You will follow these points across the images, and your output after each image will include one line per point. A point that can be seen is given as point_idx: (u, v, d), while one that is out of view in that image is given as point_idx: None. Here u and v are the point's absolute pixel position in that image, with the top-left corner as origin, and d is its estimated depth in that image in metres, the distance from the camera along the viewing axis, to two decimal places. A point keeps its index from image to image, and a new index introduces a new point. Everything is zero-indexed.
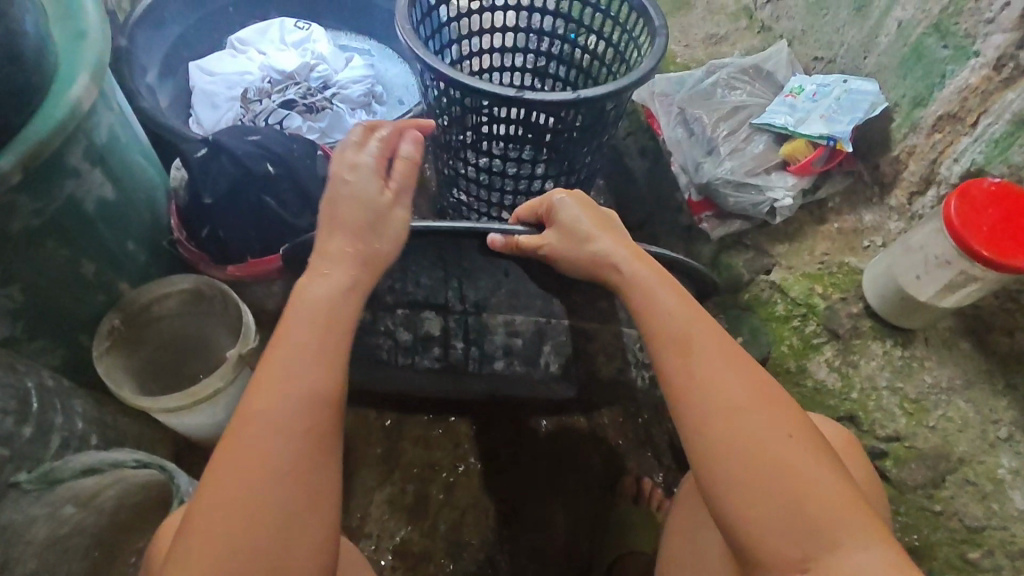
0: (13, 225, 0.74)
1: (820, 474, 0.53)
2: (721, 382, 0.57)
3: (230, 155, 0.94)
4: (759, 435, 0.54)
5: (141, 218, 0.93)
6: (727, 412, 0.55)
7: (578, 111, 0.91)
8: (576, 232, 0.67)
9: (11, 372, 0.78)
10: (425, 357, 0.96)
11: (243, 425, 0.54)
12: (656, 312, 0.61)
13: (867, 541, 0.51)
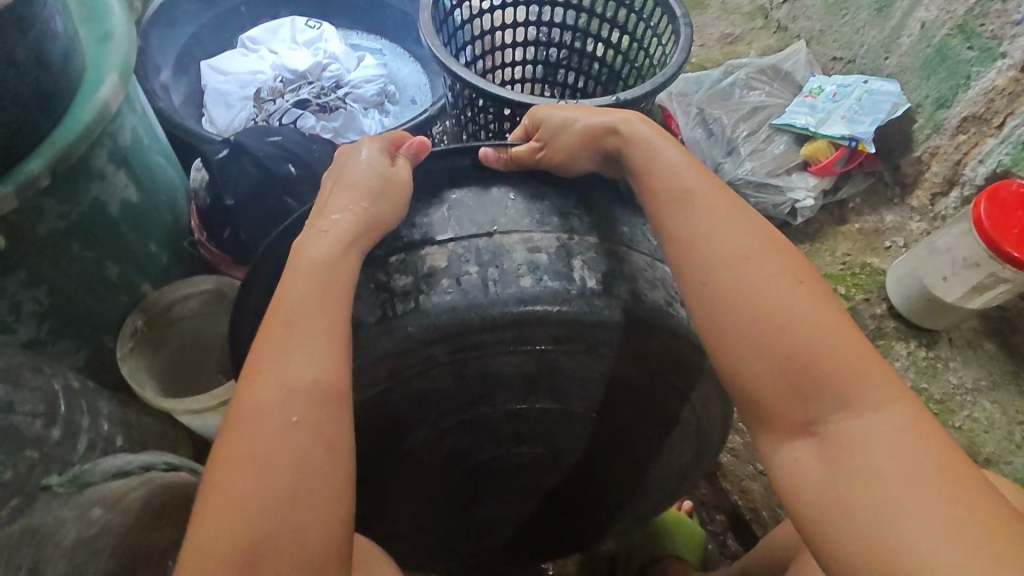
0: (39, 229, 0.74)
1: (825, 330, 0.50)
2: (712, 249, 0.55)
3: (252, 157, 0.94)
4: (756, 289, 0.52)
5: (164, 219, 0.93)
6: (723, 279, 0.53)
7: None
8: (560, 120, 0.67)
9: (39, 375, 0.78)
10: (430, 298, 0.62)
11: (261, 361, 0.53)
12: (660, 176, 0.59)
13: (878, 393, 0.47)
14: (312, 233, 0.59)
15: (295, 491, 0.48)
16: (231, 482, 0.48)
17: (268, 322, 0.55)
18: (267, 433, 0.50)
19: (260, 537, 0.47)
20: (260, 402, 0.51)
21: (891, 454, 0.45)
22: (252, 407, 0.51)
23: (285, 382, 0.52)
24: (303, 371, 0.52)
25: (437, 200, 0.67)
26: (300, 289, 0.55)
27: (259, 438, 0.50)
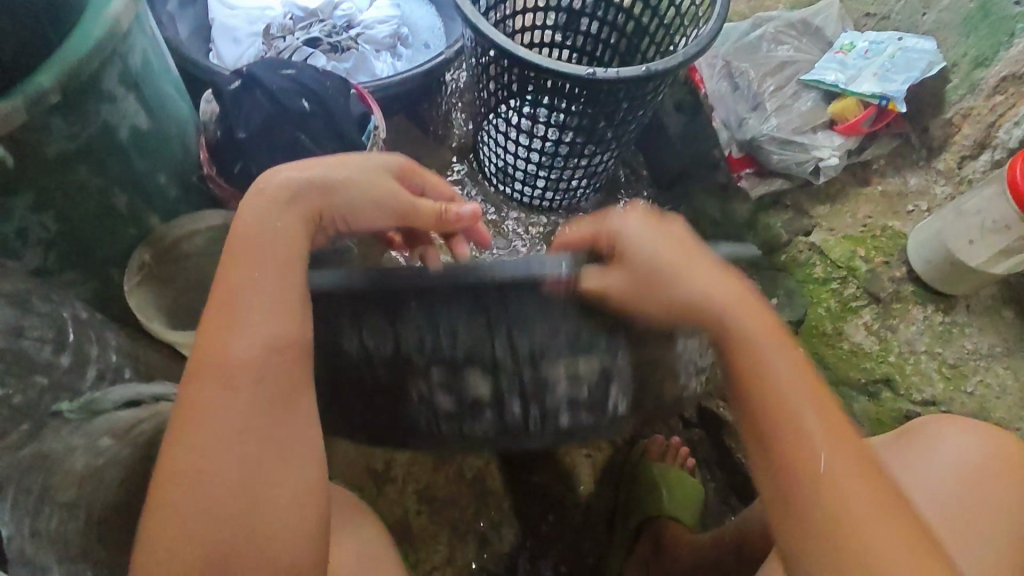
0: (48, 150, 0.71)
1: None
2: (857, 511, 0.49)
3: (265, 91, 0.91)
4: (861, 492, 0.49)
5: (173, 151, 0.91)
6: (862, 513, 0.48)
7: (634, 87, 0.98)
8: (647, 301, 0.56)
9: (48, 302, 0.78)
10: (476, 421, 0.71)
11: (207, 396, 0.51)
12: (759, 343, 0.54)
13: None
14: (261, 207, 0.57)
15: (255, 487, 0.50)
16: (194, 487, 0.49)
17: (216, 305, 0.54)
18: (217, 426, 0.50)
19: (232, 547, 0.48)
20: (206, 389, 0.51)
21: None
22: (206, 402, 0.51)
23: (238, 372, 0.52)
24: (248, 355, 0.52)
25: (477, 312, 0.57)
26: (254, 274, 0.54)
27: (209, 431, 0.50)
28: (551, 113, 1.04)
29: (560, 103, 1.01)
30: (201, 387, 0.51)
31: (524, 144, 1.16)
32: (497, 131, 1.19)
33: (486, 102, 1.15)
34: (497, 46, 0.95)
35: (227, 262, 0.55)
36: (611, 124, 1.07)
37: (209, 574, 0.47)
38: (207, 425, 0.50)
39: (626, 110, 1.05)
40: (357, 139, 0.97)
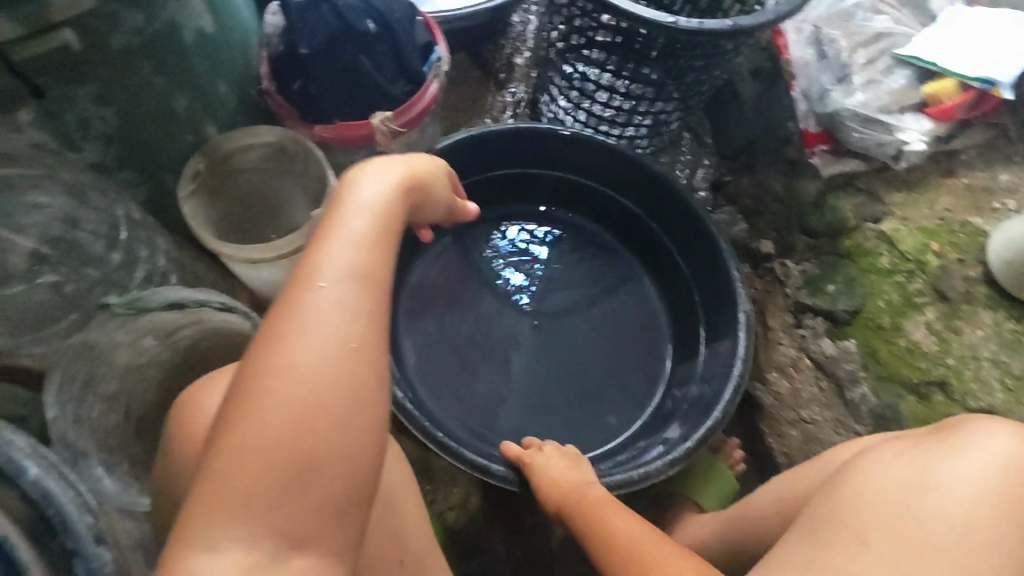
0: (114, 40, 0.69)
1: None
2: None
3: (331, 5, 0.88)
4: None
5: (235, 60, 0.89)
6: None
7: (715, 43, 0.91)
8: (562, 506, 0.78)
9: (104, 197, 0.78)
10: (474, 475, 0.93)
11: (310, 308, 0.48)
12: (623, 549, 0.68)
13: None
14: (366, 171, 0.57)
15: (331, 424, 0.46)
16: (290, 390, 0.46)
17: (317, 242, 0.52)
18: (307, 355, 0.47)
19: (312, 465, 0.45)
20: (301, 316, 0.48)
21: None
22: (299, 327, 0.47)
23: (337, 304, 0.48)
24: (347, 290, 0.49)
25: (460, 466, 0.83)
26: (358, 225, 0.53)
27: (299, 361, 0.46)
28: (622, 65, 1.00)
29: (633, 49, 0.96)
30: (296, 313, 0.48)
31: (588, 92, 1.11)
32: (561, 77, 1.14)
33: (553, 44, 1.10)
34: None
35: (333, 209, 0.54)
36: (683, 80, 1.01)
37: (292, 482, 0.45)
38: (311, 334, 0.47)
39: (703, 68, 0.99)
40: (419, 71, 0.95)
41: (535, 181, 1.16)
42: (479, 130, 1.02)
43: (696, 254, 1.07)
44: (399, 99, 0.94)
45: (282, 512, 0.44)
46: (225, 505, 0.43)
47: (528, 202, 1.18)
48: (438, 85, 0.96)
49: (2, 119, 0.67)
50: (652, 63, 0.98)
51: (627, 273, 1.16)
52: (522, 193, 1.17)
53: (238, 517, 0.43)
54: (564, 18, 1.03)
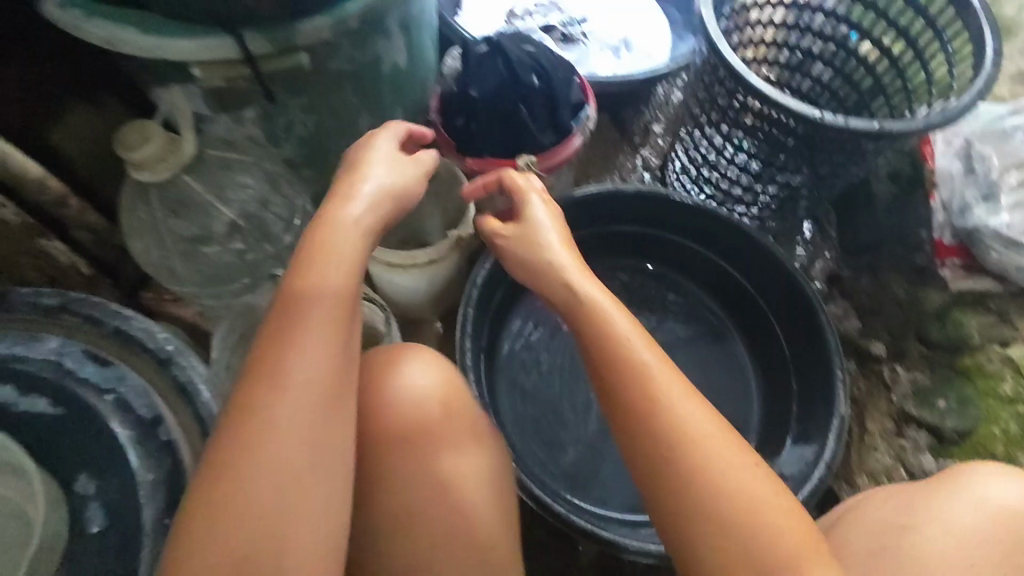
0: (331, 66, 0.82)
1: (729, 467, 0.57)
2: (643, 438, 0.59)
3: (505, 58, 1.00)
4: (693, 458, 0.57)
5: (414, 92, 1.02)
6: (657, 434, 0.58)
7: (858, 142, 0.94)
8: (529, 266, 0.71)
9: (289, 187, 0.92)
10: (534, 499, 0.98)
11: (276, 370, 0.54)
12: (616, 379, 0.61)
13: (766, 519, 0.56)
14: (351, 184, 0.64)
15: (328, 450, 0.54)
16: (262, 445, 0.52)
17: (306, 267, 0.58)
18: (293, 378, 0.54)
19: (287, 513, 0.52)
20: (295, 342, 0.55)
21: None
22: (269, 389, 0.53)
23: (327, 328, 0.56)
24: (332, 312, 0.57)
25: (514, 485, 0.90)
26: (354, 244, 0.61)
27: (287, 382, 0.54)
28: (755, 148, 1.06)
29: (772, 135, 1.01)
30: (288, 338, 0.55)
31: (719, 166, 1.17)
32: (694, 149, 1.21)
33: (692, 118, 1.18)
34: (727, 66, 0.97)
35: (319, 230, 0.61)
36: (817, 171, 1.05)
37: (268, 532, 0.51)
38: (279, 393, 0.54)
39: (840, 163, 1.01)
40: (567, 123, 1.04)
41: (649, 240, 1.22)
42: (609, 188, 1.11)
43: (801, 342, 1.08)
44: (545, 146, 1.04)
45: (270, 519, 0.51)
46: (212, 555, 0.49)
47: (642, 259, 1.25)
48: (581, 139, 1.05)
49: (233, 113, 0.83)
50: (789, 150, 1.02)
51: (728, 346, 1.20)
52: (635, 250, 1.24)
53: (230, 526, 0.50)
54: (703, 97, 1.10)
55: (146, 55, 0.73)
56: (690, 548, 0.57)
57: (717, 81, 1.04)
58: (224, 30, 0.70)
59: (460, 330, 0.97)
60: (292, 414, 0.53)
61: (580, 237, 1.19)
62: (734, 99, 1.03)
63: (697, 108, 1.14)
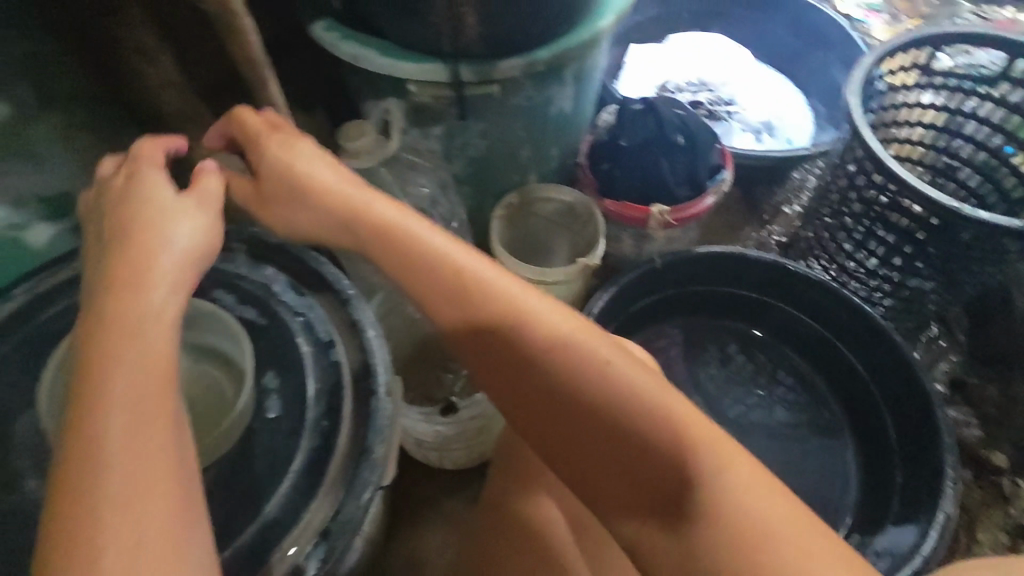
0: (514, 100, 0.98)
1: (591, 350, 0.57)
2: (507, 347, 0.60)
3: (657, 118, 1.13)
4: (567, 381, 0.57)
5: (571, 135, 1.17)
6: (525, 335, 0.59)
7: (998, 239, 0.96)
8: (286, 198, 0.71)
9: (454, 196, 1.07)
10: None
11: (93, 401, 0.47)
12: (481, 316, 0.61)
13: (650, 407, 0.54)
14: (172, 217, 0.62)
15: (172, 464, 0.47)
16: (95, 486, 0.43)
17: (111, 327, 0.51)
18: (90, 416, 0.46)
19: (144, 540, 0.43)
20: (103, 373, 0.48)
21: (653, 488, 0.54)
22: (96, 425, 0.46)
23: (140, 348, 0.51)
24: (159, 333, 0.53)
25: None
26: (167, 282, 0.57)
27: (96, 413, 0.46)
28: (887, 234, 1.12)
29: (906, 221, 1.06)
30: (91, 368, 0.49)
31: (851, 250, 1.23)
32: (824, 232, 1.27)
33: (826, 201, 1.24)
34: (868, 152, 1.03)
35: (125, 272, 0.56)
36: (950, 266, 1.06)
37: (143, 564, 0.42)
38: (111, 420, 0.46)
39: (976, 261, 1.03)
40: (704, 182, 1.14)
41: (760, 308, 1.29)
42: (725, 250, 1.19)
43: (914, 434, 1.07)
44: (679, 199, 1.13)
45: (139, 552, 0.42)
46: None
47: (750, 326, 1.32)
48: (715, 199, 1.13)
49: (425, 125, 1.00)
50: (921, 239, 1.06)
51: (832, 423, 1.22)
52: (745, 316, 1.31)
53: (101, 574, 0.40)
54: (841, 180, 1.17)
55: (377, 71, 0.92)
56: (589, 459, 0.56)
57: (858, 167, 1.11)
58: (442, 59, 0.88)
59: None
60: (127, 432, 0.46)
61: (696, 294, 1.29)
62: (874, 185, 1.09)
63: (834, 191, 1.21)
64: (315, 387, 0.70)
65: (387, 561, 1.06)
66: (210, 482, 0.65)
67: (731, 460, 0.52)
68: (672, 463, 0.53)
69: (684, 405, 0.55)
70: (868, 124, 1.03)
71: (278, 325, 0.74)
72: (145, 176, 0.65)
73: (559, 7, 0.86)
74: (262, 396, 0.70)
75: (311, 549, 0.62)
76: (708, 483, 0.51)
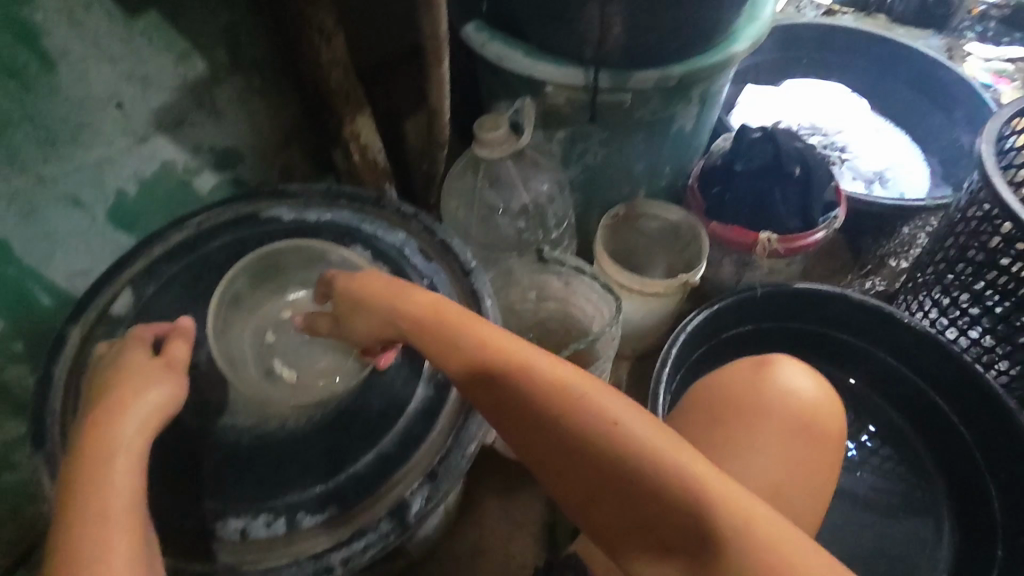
0: (640, 113, 1.02)
1: (601, 408, 0.55)
2: (521, 411, 0.57)
3: (775, 147, 1.14)
4: (570, 439, 0.56)
5: (685, 156, 1.20)
6: (520, 389, 0.57)
7: None
8: (356, 317, 0.68)
9: (567, 198, 1.12)
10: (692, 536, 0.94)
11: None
12: (482, 370, 0.59)
13: (670, 467, 0.53)
14: (137, 376, 0.59)
15: None
16: None
17: (73, 498, 0.49)
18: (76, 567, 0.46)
19: None
20: (81, 530, 0.48)
21: (681, 548, 0.53)
22: None
23: (106, 513, 0.49)
24: (124, 477, 0.51)
25: None
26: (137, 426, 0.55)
27: (79, 560, 0.46)
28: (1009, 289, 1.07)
29: None
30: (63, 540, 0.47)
31: (964, 303, 1.18)
32: (936, 282, 1.23)
33: (942, 250, 1.20)
34: (998, 200, 1.00)
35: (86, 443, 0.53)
36: None
37: None
38: None
39: None
40: (816, 217, 1.13)
41: (859, 354, 1.25)
42: (833, 289, 1.17)
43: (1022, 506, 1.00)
44: (788, 229, 1.13)
45: None
46: None
47: (844, 373, 1.27)
48: (824, 234, 1.11)
49: (552, 127, 1.06)
50: None
51: (926, 481, 1.16)
52: (842, 361, 1.27)
53: None
54: (963, 231, 1.13)
55: (518, 71, 0.99)
56: (608, 505, 0.56)
57: (983, 217, 1.07)
58: (583, 66, 0.95)
59: (660, 362, 1.07)
60: None
61: (792, 331, 1.26)
62: (1001, 238, 1.05)
63: (953, 243, 1.16)
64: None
65: (453, 542, 1.08)
66: (334, 411, 0.70)
67: (755, 513, 0.51)
68: (699, 525, 0.52)
69: (681, 451, 0.54)
70: (1000, 171, 1.00)
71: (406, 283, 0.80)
72: (116, 350, 0.63)
73: (698, 26, 0.91)
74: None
75: (416, 487, 0.65)
76: (738, 545, 0.50)
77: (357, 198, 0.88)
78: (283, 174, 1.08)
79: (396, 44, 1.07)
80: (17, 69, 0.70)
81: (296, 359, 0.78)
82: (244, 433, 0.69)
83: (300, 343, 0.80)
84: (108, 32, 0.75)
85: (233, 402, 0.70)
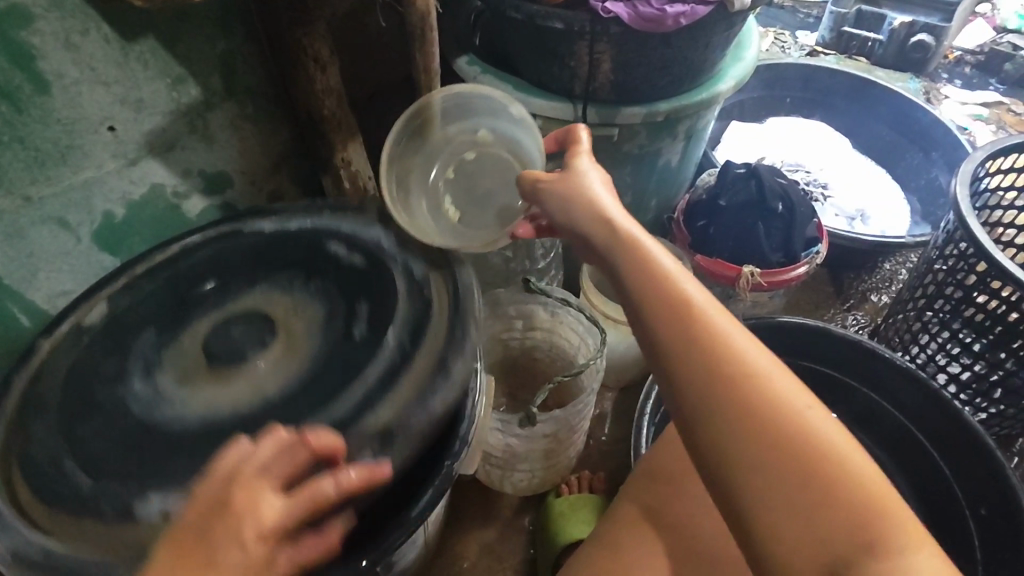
0: (627, 146, 1.04)
1: (785, 391, 0.49)
2: (694, 360, 0.51)
3: (759, 182, 1.16)
4: (745, 406, 0.48)
5: (671, 189, 1.22)
6: (710, 335, 0.51)
7: None
8: (569, 195, 0.66)
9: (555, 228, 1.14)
10: None
11: None
12: (672, 304, 0.54)
13: (850, 467, 0.46)
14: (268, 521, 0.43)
15: None
16: None
17: None
18: None
19: None
20: None
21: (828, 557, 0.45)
22: None
23: None
24: None
25: None
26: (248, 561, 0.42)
27: None
28: (984, 324, 1.09)
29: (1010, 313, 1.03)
30: None
31: (940, 338, 1.20)
32: (915, 319, 1.25)
33: (920, 287, 1.22)
34: (971, 238, 1.03)
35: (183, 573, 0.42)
36: None
37: None
38: None
39: None
40: (797, 252, 1.14)
41: (840, 388, 1.26)
42: (813, 325, 1.19)
43: (1000, 545, 1.00)
44: (772, 264, 1.14)
45: None
46: None
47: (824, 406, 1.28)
48: (806, 270, 1.13)
49: None
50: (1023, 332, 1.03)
51: None
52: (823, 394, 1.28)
53: None
54: (941, 269, 1.16)
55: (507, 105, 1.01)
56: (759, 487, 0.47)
57: (957, 254, 1.10)
58: (571, 100, 0.97)
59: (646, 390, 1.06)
60: None
61: None
62: (977, 277, 1.07)
63: (931, 280, 1.19)
64: (402, 317, 0.69)
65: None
66: None
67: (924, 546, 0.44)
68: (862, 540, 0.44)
69: (860, 458, 0.47)
70: (972, 211, 1.03)
71: (378, 267, 0.74)
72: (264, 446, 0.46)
73: (685, 66, 0.94)
74: (352, 321, 0.70)
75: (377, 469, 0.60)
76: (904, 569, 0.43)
77: (340, 204, 0.84)
78: (272, 199, 1.09)
79: (389, 75, 1.09)
80: (10, 89, 0.70)
81: (464, 205, 0.86)
82: (190, 418, 0.64)
83: (471, 185, 0.87)
84: (104, 56, 0.76)
85: (187, 390, 0.66)
